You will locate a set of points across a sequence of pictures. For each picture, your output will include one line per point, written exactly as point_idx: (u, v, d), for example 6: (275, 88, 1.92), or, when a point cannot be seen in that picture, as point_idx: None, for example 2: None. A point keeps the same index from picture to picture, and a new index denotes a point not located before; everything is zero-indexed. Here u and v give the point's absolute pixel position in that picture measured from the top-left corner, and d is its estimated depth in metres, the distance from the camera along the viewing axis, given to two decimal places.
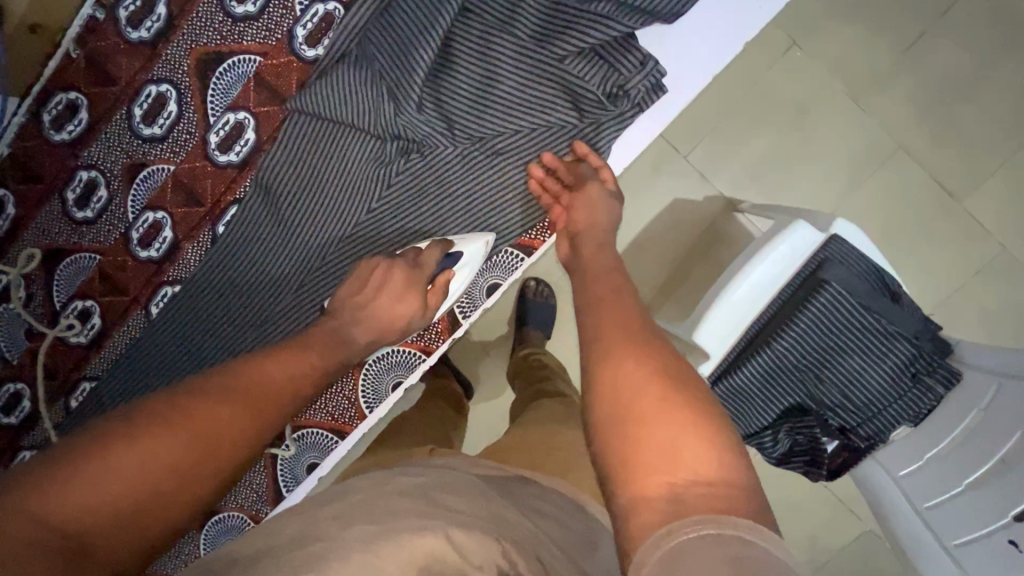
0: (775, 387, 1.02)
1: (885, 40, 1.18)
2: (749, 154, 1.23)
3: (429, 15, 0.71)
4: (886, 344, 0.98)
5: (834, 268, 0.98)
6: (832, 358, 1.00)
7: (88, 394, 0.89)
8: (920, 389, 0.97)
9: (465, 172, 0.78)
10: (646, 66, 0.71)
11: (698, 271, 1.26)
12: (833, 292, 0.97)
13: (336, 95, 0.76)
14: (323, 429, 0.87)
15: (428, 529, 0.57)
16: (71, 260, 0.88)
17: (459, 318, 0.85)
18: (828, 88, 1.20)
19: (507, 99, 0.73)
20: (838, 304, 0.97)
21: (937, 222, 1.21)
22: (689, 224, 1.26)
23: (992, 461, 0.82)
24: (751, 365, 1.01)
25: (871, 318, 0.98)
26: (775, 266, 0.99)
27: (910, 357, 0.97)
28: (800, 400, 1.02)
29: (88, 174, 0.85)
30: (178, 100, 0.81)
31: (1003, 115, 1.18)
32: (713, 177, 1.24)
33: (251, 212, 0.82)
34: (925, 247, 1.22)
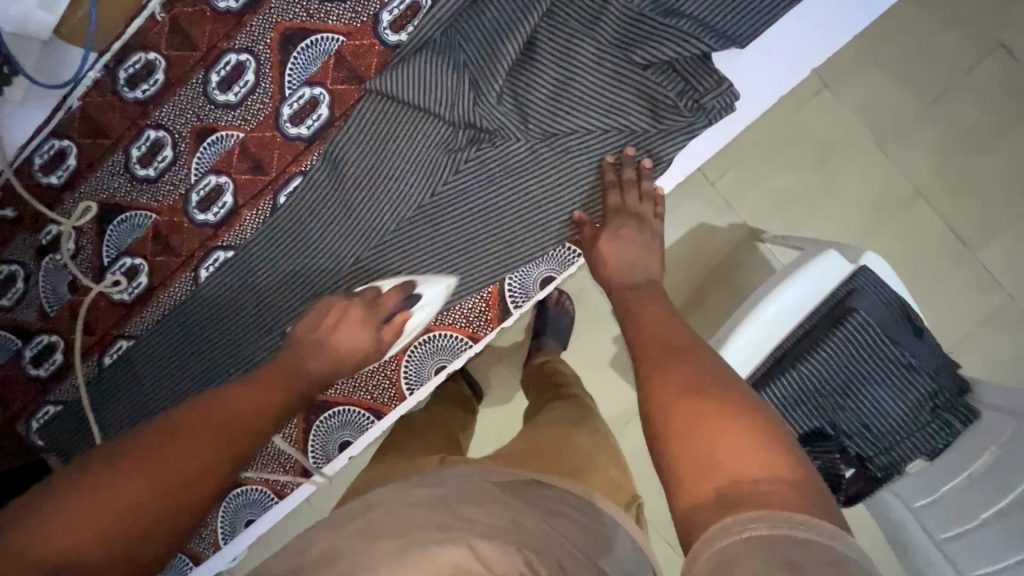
0: (798, 411, 1.03)
1: (914, 91, 1.24)
2: (776, 187, 1.27)
3: (517, 13, 0.75)
4: (907, 378, 1.00)
5: (862, 298, 1.02)
6: (855, 387, 1.01)
7: (124, 352, 0.88)
8: (939, 424, 0.99)
9: (531, 166, 0.79)
10: (722, 86, 0.73)
11: (719, 295, 1.30)
12: (859, 321, 1.00)
13: (414, 79, 0.78)
14: (360, 407, 0.87)
15: (448, 542, 0.60)
16: (124, 217, 0.88)
17: (510, 308, 0.86)
18: (856, 130, 1.26)
19: (584, 100, 0.75)
20: (863, 334, 1.00)
21: (948, 271, 1.25)
22: (712, 249, 1.29)
23: (1012, 492, 0.85)
24: (773, 387, 1.03)
25: (895, 349, 1.00)
26: (813, 282, 1.03)
27: (929, 392, 0.99)
28: (820, 425, 1.03)
29: (155, 134, 0.86)
30: (256, 70, 0.83)
31: (1021, 176, 1.23)
32: (739, 205, 1.28)
33: (315, 187, 0.84)
34: (937, 293, 1.26)
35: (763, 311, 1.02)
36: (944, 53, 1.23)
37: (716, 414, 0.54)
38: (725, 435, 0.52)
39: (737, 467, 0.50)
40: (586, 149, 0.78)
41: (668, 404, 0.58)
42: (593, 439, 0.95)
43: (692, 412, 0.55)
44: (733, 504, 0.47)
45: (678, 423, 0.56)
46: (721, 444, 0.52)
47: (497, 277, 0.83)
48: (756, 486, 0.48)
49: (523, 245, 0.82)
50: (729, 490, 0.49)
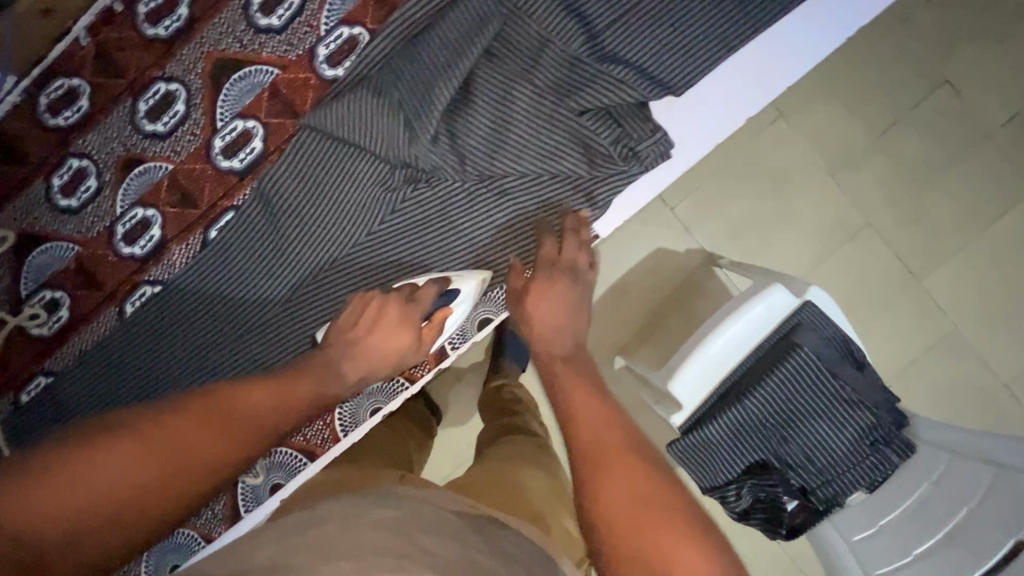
0: (742, 444, 1.04)
1: (862, 123, 1.27)
2: (733, 213, 1.29)
3: (453, 52, 0.73)
4: (849, 413, 1.01)
5: (806, 334, 1.02)
6: (798, 421, 1.02)
7: (42, 390, 0.84)
8: (877, 458, 1.00)
9: (469, 207, 0.78)
10: (655, 135, 0.73)
11: (675, 319, 1.31)
12: (804, 356, 1.00)
13: (350, 117, 0.76)
14: (293, 449, 0.85)
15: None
16: (45, 248, 0.84)
17: (448, 350, 0.85)
18: (808, 160, 1.28)
19: (520, 144, 0.74)
20: (807, 369, 1.01)
21: (894, 299, 1.29)
22: (670, 273, 1.30)
23: (941, 534, 0.87)
24: (719, 421, 1.03)
25: (838, 384, 1.01)
26: (757, 319, 1.04)
27: (869, 427, 1.00)
28: (764, 458, 1.04)
29: (79, 162, 0.82)
30: (186, 100, 0.80)
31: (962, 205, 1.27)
32: (698, 230, 1.29)
33: (248, 221, 0.81)
34: (885, 320, 1.29)
35: (709, 345, 1.04)
36: (890, 85, 1.27)
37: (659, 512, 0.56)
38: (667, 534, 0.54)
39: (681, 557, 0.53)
40: (523, 192, 0.77)
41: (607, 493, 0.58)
42: (538, 473, 0.95)
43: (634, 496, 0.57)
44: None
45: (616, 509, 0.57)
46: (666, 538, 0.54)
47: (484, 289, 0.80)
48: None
49: None
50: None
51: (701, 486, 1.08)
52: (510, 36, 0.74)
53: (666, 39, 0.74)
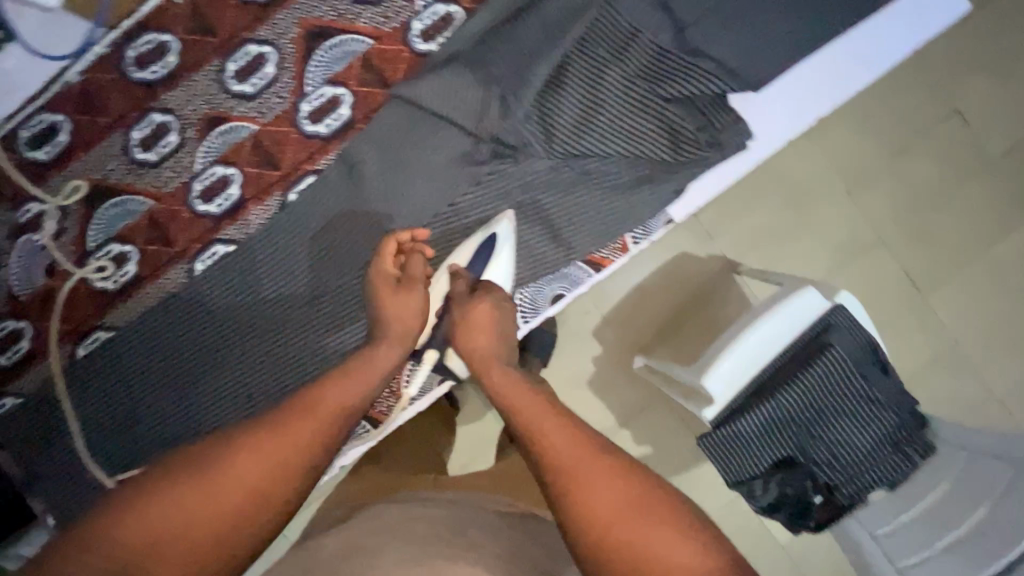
0: (772, 441, 1.01)
1: (881, 140, 1.32)
2: (754, 222, 1.30)
3: (550, 37, 0.77)
4: (875, 411, 1.01)
5: (837, 335, 1.01)
6: (829, 419, 1.00)
7: (102, 344, 0.83)
8: (900, 457, 1.00)
9: (550, 184, 0.81)
10: (735, 127, 0.77)
11: (690, 323, 1.30)
12: (836, 355, 0.99)
13: (442, 90, 0.79)
14: (356, 415, 0.85)
15: None
16: (117, 201, 0.83)
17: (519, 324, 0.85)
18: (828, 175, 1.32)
19: (607, 126, 0.78)
20: (838, 369, 1.00)
21: (907, 314, 1.33)
22: (690, 281, 1.30)
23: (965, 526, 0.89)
24: (747, 415, 1.00)
25: (865, 384, 1.00)
26: (780, 326, 1.02)
27: (895, 426, 1.00)
28: (794, 455, 1.01)
29: (160, 117, 0.82)
30: (277, 64, 0.81)
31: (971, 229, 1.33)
32: (718, 238, 1.30)
33: (329, 187, 0.82)
34: (894, 333, 1.33)
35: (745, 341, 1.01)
36: (915, 107, 1.32)
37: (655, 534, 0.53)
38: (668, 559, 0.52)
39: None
40: (605, 173, 0.80)
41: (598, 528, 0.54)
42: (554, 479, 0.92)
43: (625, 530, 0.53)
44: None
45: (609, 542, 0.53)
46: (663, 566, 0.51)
47: (555, 268, 0.82)
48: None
49: (537, 262, 0.82)
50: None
51: (725, 481, 1.04)
52: (605, 23, 0.77)
53: (750, 39, 0.79)
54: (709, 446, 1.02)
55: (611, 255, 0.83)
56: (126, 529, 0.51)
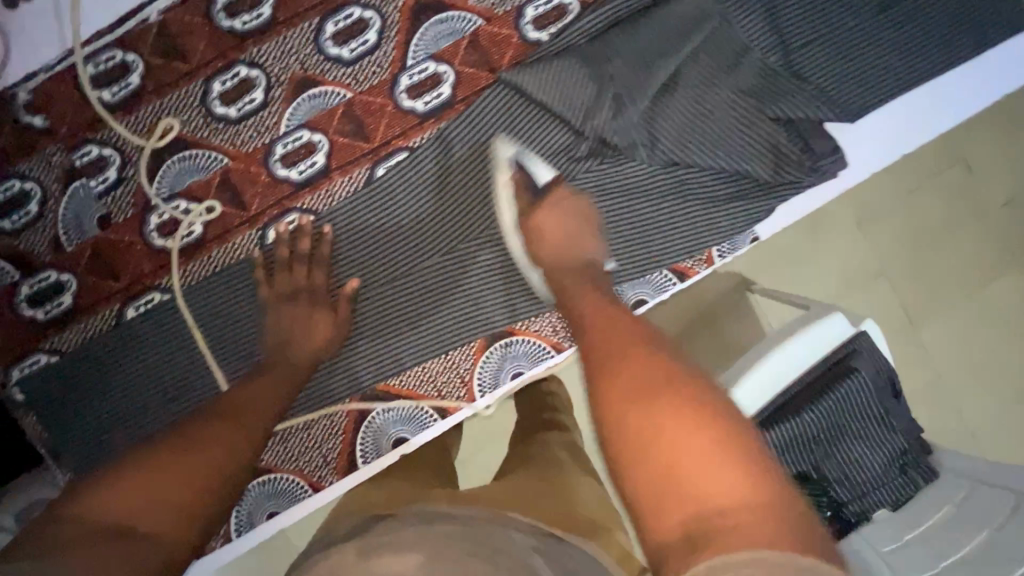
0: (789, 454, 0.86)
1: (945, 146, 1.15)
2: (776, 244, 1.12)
3: (668, 44, 0.76)
4: (885, 432, 0.87)
5: (866, 360, 0.87)
6: (841, 435, 0.86)
7: (156, 306, 0.78)
8: (902, 481, 0.87)
9: (646, 190, 0.81)
10: (833, 154, 0.79)
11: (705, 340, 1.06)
12: (860, 380, 0.86)
13: (554, 83, 0.77)
14: (424, 403, 0.82)
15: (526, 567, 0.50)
16: (187, 155, 0.77)
17: None
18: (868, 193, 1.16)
19: (713, 139, 0.78)
20: (861, 393, 0.86)
21: (946, 357, 1.11)
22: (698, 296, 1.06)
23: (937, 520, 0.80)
24: (800, 427, 0.85)
25: (877, 408, 0.88)
26: (808, 343, 0.86)
27: (901, 450, 0.88)
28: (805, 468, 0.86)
29: (247, 71, 0.77)
30: (379, 32, 0.78)
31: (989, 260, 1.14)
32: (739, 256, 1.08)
33: (420, 168, 0.79)
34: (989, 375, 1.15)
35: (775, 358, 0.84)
36: None
37: (684, 433, 0.52)
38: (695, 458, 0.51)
39: (723, 496, 0.48)
40: (703, 185, 0.81)
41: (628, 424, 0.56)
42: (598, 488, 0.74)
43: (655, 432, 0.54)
44: (696, 543, 0.46)
45: (647, 440, 0.54)
46: (694, 468, 0.50)
47: (642, 273, 0.82)
48: (732, 519, 0.47)
49: (623, 267, 0.82)
50: (697, 525, 0.47)
51: None
52: (722, 39, 0.78)
53: (852, 70, 0.81)
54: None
55: (696, 266, 0.84)
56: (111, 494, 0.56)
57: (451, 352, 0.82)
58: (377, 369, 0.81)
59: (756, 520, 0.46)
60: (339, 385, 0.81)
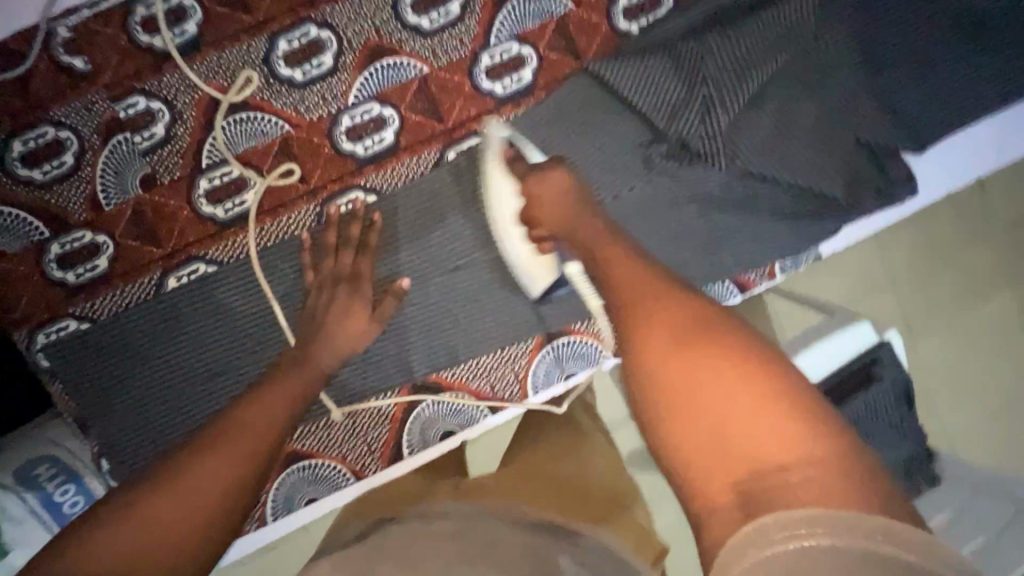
0: None
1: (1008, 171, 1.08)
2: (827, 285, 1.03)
3: (762, 54, 0.74)
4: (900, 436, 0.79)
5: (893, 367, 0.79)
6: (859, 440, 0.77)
7: (200, 279, 0.73)
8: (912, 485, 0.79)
9: (718, 200, 0.79)
10: (906, 182, 0.79)
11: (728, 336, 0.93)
12: (883, 386, 0.77)
13: (642, 79, 0.74)
14: (476, 398, 0.80)
15: None
16: (245, 117, 0.71)
17: None
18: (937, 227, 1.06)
19: (795, 153, 0.77)
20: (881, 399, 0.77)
21: (952, 371, 1.05)
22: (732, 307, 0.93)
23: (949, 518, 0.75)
24: None
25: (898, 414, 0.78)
26: (827, 354, 0.78)
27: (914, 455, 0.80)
28: None
29: (317, 31, 0.71)
30: (464, 4, 0.72)
31: (1001, 267, 1.06)
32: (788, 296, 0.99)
33: (496, 152, 0.75)
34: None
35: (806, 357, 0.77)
36: None
37: (742, 391, 0.48)
38: (754, 420, 0.47)
39: (781, 456, 0.44)
40: (775, 201, 0.80)
41: (670, 384, 0.51)
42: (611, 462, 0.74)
43: (696, 381, 0.50)
44: (754, 506, 0.42)
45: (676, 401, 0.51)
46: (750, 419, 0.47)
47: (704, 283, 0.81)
48: (794, 474, 0.43)
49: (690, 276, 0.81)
50: (752, 483, 0.44)
51: None
52: (815, 53, 0.76)
53: (928, 98, 0.80)
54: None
55: (755, 278, 0.85)
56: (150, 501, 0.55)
57: (508, 347, 0.80)
58: (431, 360, 0.78)
59: (842, 487, 0.41)
60: (390, 374, 0.78)
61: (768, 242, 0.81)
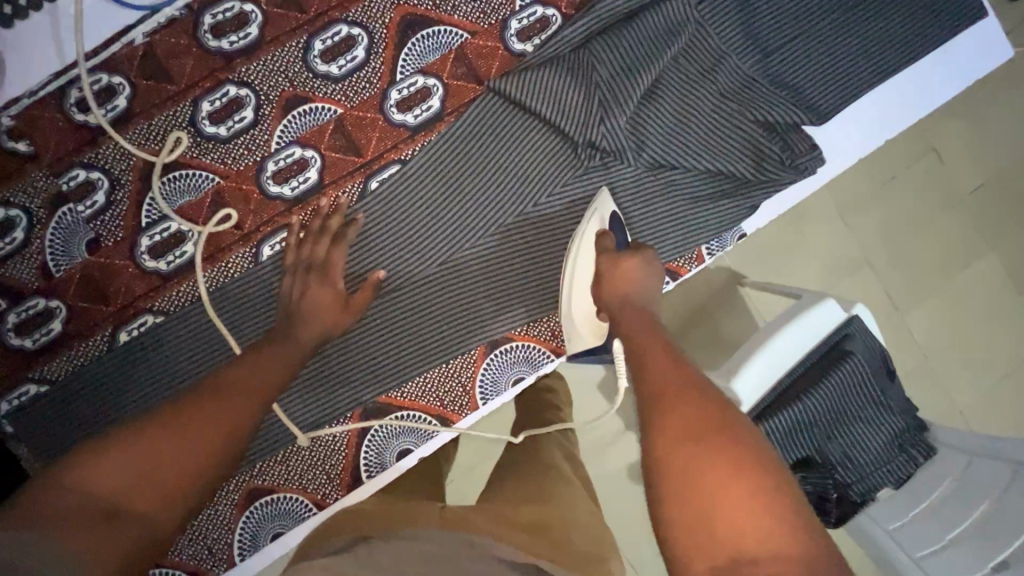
0: (792, 442, 0.75)
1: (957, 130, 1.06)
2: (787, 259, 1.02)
3: (649, 54, 0.79)
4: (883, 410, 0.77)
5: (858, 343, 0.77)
6: (840, 419, 0.75)
7: (150, 330, 0.77)
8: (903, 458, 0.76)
9: (636, 193, 0.82)
10: (812, 153, 0.81)
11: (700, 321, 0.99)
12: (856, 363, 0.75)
13: (540, 89, 0.79)
14: (427, 413, 0.82)
15: None
16: (179, 175, 0.77)
17: None
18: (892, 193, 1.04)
19: (695, 141, 0.81)
20: (858, 378, 0.75)
21: (918, 338, 1.05)
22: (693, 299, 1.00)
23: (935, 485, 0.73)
24: (793, 410, 0.74)
25: (880, 393, 0.76)
26: (793, 342, 0.75)
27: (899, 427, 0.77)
28: (805, 453, 0.75)
29: (236, 90, 0.77)
30: (368, 48, 0.79)
31: (958, 229, 1.06)
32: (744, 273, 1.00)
33: (414, 177, 0.79)
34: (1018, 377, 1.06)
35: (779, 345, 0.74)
36: None
37: (739, 479, 0.47)
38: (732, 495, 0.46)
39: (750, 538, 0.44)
40: (689, 187, 0.83)
41: (667, 449, 0.51)
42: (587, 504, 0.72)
43: (690, 458, 0.50)
44: None
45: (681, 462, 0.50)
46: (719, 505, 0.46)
47: None
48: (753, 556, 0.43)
49: None
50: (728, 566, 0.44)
51: None
52: (700, 47, 0.81)
53: (820, 74, 0.84)
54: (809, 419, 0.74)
55: (685, 264, 0.87)
56: (82, 478, 0.52)
57: (452, 361, 0.82)
58: (379, 383, 0.81)
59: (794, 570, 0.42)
60: (340, 402, 0.80)
61: (691, 229, 0.83)
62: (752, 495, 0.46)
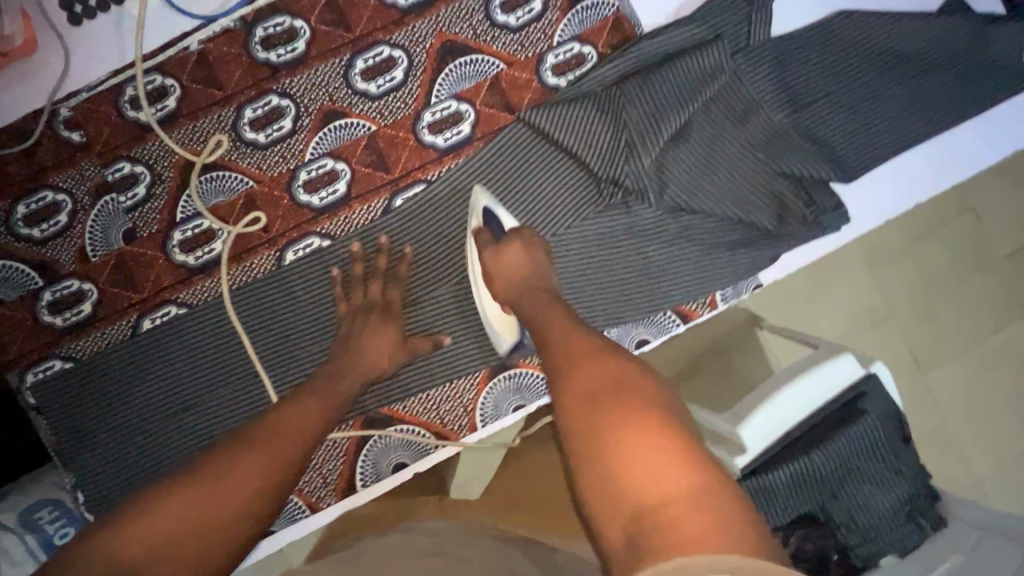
0: (799, 497, 0.73)
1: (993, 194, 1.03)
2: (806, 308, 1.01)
3: (680, 98, 0.80)
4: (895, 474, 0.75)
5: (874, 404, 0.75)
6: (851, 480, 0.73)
7: (172, 321, 0.80)
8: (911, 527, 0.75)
9: (654, 233, 0.83)
10: (836, 211, 0.80)
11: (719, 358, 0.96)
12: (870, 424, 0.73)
13: (568, 124, 0.80)
14: (426, 430, 0.83)
15: None
16: (216, 176, 0.80)
17: None
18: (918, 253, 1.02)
19: (718, 187, 0.81)
20: (870, 440, 0.73)
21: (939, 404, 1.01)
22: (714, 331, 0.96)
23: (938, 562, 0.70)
24: (802, 460, 0.72)
25: (892, 457, 0.75)
26: (804, 394, 0.74)
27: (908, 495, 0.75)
28: (811, 510, 0.73)
29: (278, 101, 0.81)
30: (407, 70, 0.82)
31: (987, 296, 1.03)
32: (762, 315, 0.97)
33: (438, 197, 0.82)
34: None
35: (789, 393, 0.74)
36: None
37: (650, 439, 0.48)
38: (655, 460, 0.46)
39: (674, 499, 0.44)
40: (708, 232, 0.83)
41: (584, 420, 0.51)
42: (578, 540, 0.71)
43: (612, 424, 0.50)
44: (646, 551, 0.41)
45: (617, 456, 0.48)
46: (638, 466, 0.46)
47: (645, 313, 0.84)
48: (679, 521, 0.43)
49: (632, 308, 0.83)
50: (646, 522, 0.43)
51: None
52: (732, 94, 0.81)
53: (854, 129, 0.83)
54: (818, 475, 0.72)
55: (698, 308, 0.87)
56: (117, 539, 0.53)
57: (456, 380, 0.83)
58: (382, 394, 0.83)
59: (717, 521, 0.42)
60: None
61: (706, 273, 0.84)
62: (666, 448, 0.47)
